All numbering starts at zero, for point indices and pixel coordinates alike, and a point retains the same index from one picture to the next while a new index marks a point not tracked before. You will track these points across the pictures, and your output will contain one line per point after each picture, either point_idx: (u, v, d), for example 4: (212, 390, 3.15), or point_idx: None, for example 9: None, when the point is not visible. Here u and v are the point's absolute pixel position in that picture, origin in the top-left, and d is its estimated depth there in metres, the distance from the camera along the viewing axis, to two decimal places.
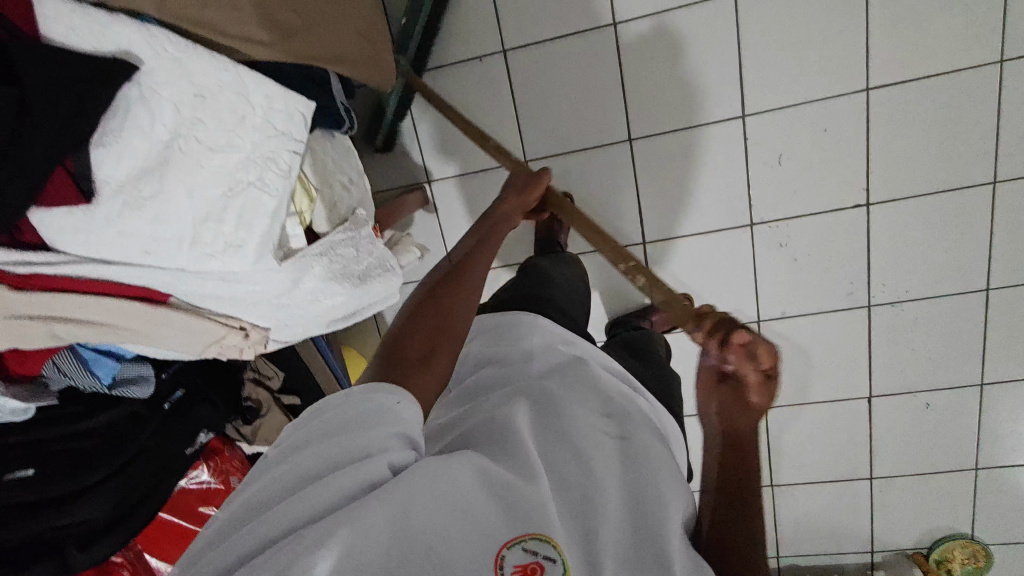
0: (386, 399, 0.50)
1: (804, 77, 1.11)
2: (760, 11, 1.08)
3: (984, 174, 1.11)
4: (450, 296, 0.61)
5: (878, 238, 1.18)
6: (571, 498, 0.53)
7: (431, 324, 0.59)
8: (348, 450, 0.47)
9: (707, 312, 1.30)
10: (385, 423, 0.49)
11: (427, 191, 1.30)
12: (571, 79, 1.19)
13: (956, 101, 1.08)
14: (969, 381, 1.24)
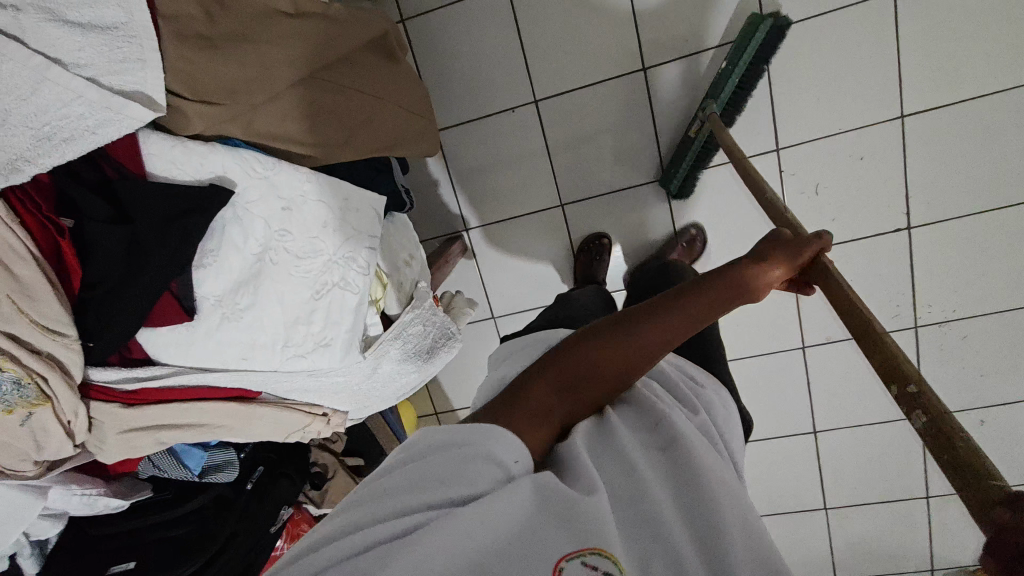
0: (491, 443, 0.43)
1: (837, 109, 1.11)
2: (790, 49, 1.09)
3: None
4: (570, 372, 0.50)
5: (922, 260, 1.17)
6: (620, 508, 0.43)
7: (574, 370, 0.50)
8: (442, 472, 0.42)
9: (752, 342, 1.29)
10: (479, 465, 0.42)
11: (466, 240, 1.31)
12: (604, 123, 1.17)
13: (995, 123, 1.07)
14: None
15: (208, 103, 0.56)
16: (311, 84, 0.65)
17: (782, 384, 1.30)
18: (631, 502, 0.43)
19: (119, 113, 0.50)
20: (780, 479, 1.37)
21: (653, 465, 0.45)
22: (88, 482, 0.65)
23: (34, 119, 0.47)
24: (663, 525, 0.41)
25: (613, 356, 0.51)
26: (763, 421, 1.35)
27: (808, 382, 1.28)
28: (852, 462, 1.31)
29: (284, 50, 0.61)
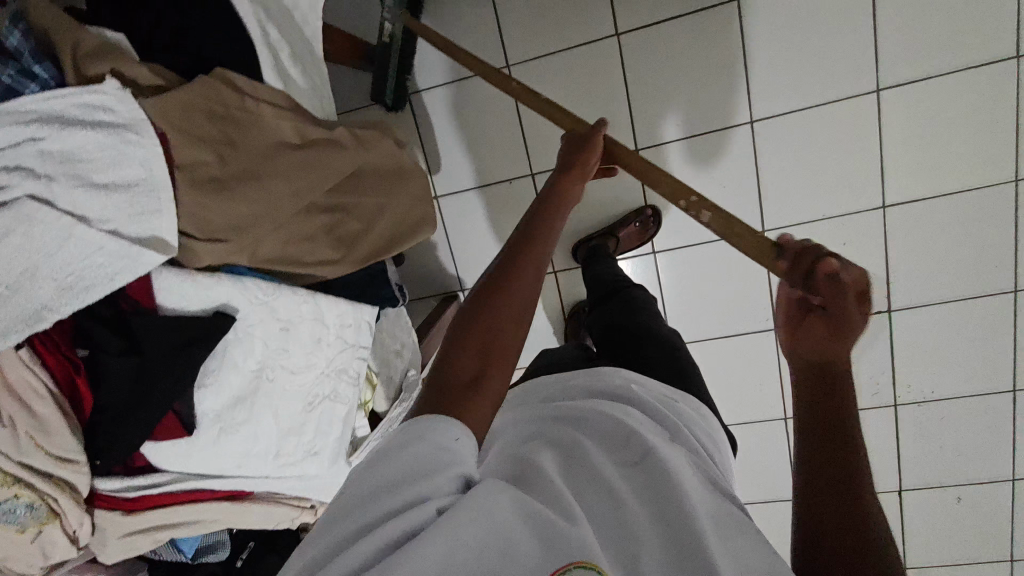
0: (437, 436, 0.37)
1: (821, 195, 1.16)
2: (773, 137, 1.14)
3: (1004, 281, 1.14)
4: (477, 335, 0.45)
5: (901, 341, 1.21)
6: (594, 518, 0.41)
7: (482, 328, 0.45)
8: (397, 477, 0.36)
9: (735, 409, 1.31)
10: (432, 457, 0.36)
11: (461, 299, 1.32)
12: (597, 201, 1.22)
13: (974, 219, 1.12)
14: (1001, 476, 1.24)
15: (216, 240, 0.60)
16: (314, 203, 0.71)
17: (765, 451, 1.32)
18: (611, 523, 0.40)
19: (136, 260, 0.55)
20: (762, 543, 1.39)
21: (624, 474, 0.44)
22: (91, 569, 0.71)
23: (58, 271, 0.52)
24: (632, 531, 0.39)
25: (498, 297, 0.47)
26: (746, 484, 1.36)
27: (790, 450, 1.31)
28: None
29: (288, 181, 0.65)
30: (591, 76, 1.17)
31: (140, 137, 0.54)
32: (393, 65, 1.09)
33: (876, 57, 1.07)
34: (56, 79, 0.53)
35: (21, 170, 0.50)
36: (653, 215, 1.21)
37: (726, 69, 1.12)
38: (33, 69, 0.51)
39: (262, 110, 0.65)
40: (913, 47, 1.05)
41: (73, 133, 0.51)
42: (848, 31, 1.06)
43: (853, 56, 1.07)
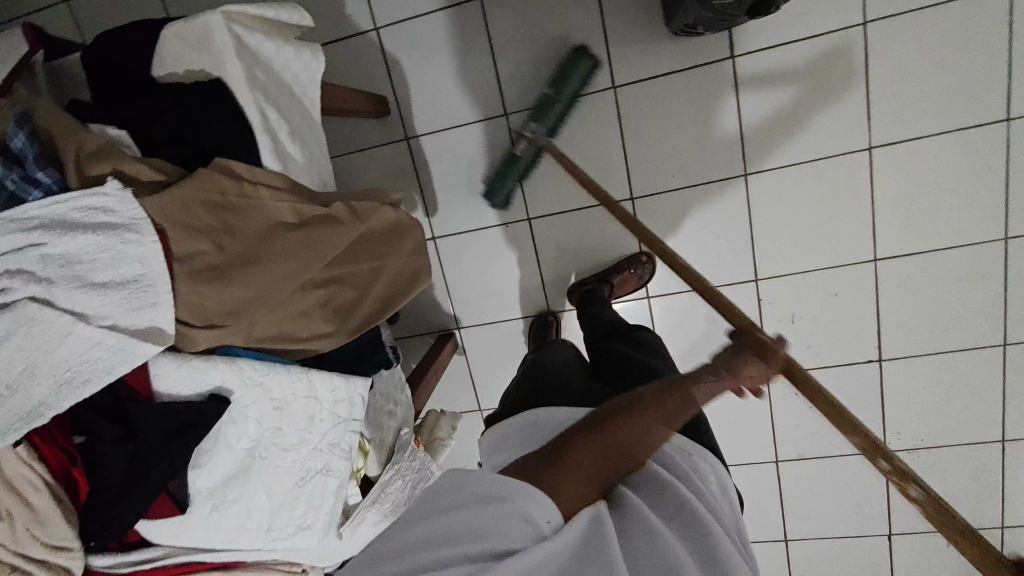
0: (529, 511, 0.40)
1: (814, 245, 1.11)
2: (768, 186, 1.09)
3: (1013, 349, 1.09)
4: (609, 439, 0.46)
5: (895, 392, 1.15)
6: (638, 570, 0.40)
7: (604, 441, 0.46)
8: (479, 524, 0.40)
9: (728, 453, 1.27)
10: (514, 520, 0.40)
11: (457, 336, 1.32)
12: (587, 243, 1.19)
13: (966, 270, 1.07)
14: (986, 525, 1.18)
15: (213, 326, 0.62)
16: (310, 279, 0.72)
17: (756, 498, 1.27)
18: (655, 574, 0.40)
19: (131, 354, 0.55)
20: None
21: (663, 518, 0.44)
22: None
23: (56, 368, 0.53)
24: None
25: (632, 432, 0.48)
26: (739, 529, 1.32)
27: (781, 499, 1.26)
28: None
29: (285, 262, 0.67)
30: (592, 128, 1.13)
31: (138, 235, 0.55)
32: (520, 171, 1.07)
33: (888, 114, 1.02)
34: (61, 184, 0.54)
35: (24, 274, 0.52)
36: (648, 261, 1.16)
37: (730, 123, 1.07)
38: (38, 176, 0.53)
39: (261, 193, 0.66)
40: (926, 105, 1.00)
41: (72, 237, 0.52)
42: (858, 87, 1.02)
43: (864, 113, 1.02)
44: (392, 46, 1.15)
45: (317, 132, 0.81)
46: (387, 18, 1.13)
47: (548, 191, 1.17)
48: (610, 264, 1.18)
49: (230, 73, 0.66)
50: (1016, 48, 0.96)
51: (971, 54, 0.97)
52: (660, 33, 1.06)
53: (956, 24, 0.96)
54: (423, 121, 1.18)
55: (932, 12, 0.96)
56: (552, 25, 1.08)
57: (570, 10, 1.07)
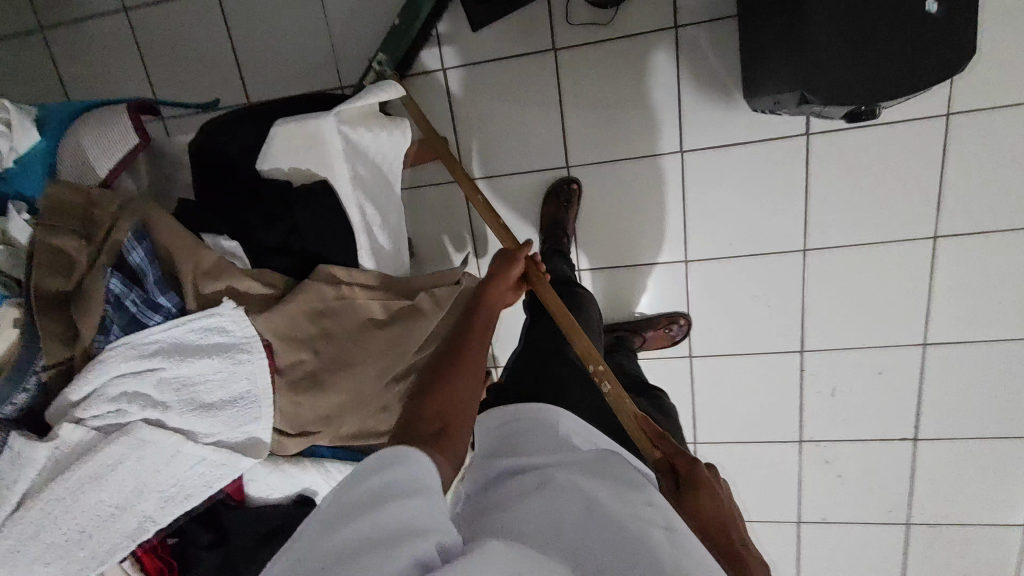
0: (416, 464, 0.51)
1: (858, 324, 1.27)
2: (814, 265, 1.25)
3: (1002, 411, 1.29)
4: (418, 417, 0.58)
5: (921, 465, 1.36)
6: (573, 528, 0.53)
7: (436, 397, 0.60)
8: (387, 489, 0.48)
9: (764, 499, 1.46)
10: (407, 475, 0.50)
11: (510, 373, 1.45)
12: (652, 297, 1.34)
13: (999, 359, 1.25)
14: (991, 567, 1.41)
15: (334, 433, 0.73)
16: None
17: (779, 542, 1.49)
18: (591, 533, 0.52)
19: (235, 467, 0.57)
20: None
21: (642, 534, 0.52)
22: None
23: (162, 487, 0.54)
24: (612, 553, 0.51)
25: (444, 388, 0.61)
26: None
27: (798, 548, 1.48)
28: None
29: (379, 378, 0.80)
30: (662, 198, 1.25)
31: (250, 354, 0.57)
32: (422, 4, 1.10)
33: (910, 211, 1.18)
34: (178, 305, 0.56)
35: (140, 397, 0.53)
36: (684, 324, 1.32)
37: (778, 202, 1.21)
38: (161, 300, 0.54)
39: (356, 293, 0.66)
40: (980, 212, 1.16)
41: (193, 361, 0.54)
42: (884, 183, 1.17)
43: (890, 209, 1.19)
44: (464, 106, 1.26)
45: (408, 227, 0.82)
46: (463, 81, 1.24)
47: (619, 249, 1.31)
48: (645, 317, 1.33)
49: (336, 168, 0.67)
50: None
51: (1008, 169, 1.13)
52: (718, 116, 1.18)
53: (973, 136, 1.12)
54: (487, 177, 1.31)
55: (954, 123, 1.12)
56: (619, 98, 1.20)
57: (647, 88, 1.18)
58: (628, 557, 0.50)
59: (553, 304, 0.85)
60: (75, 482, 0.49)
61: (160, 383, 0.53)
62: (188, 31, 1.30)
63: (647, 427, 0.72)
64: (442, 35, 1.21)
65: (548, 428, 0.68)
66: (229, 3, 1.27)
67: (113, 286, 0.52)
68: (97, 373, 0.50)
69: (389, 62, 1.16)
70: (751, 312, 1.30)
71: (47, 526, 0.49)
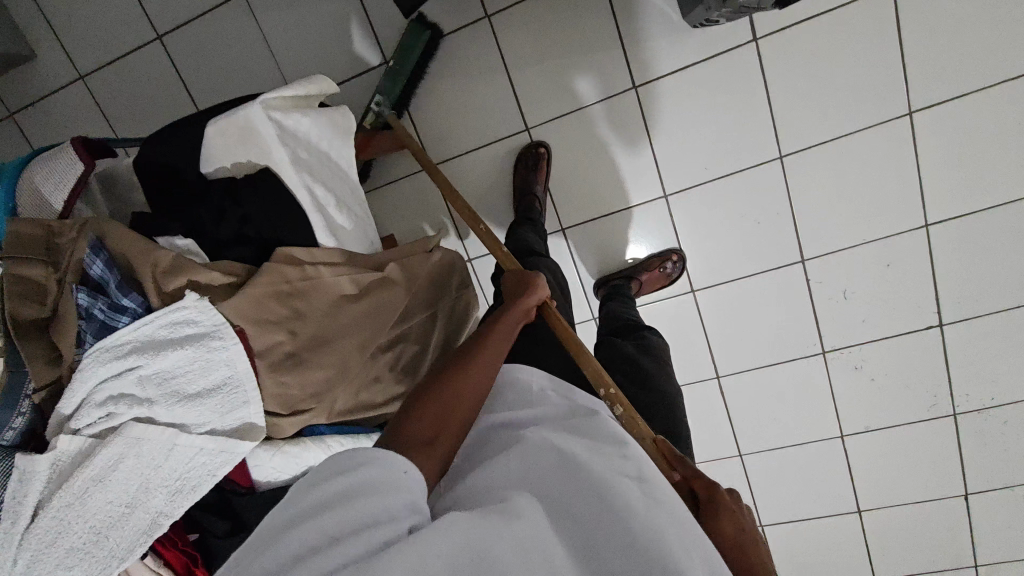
0: (398, 466, 0.54)
1: (854, 220, 1.24)
2: (794, 170, 1.22)
3: None
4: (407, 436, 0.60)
5: (953, 352, 1.31)
6: (545, 487, 0.56)
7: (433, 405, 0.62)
8: (361, 486, 0.51)
9: (799, 421, 1.43)
10: (383, 474, 0.53)
11: None
12: (639, 240, 1.33)
13: (1007, 224, 1.20)
14: None
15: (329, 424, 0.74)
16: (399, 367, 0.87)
17: (824, 461, 1.46)
18: (563, 493, 0.56)
19: (233, 452, 0.58)
20: (835, 546, 1.52)
21: (611, 486, 0.54)
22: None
23: (167, 479, 0.56)
24: (583, 512, 0.54)
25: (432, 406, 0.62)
26: (815, 498, 1.49)
27: (845, 462, 1.45)
28: (898, 523, 1.47)
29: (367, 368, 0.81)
30: (626, 138, 1.25)
31: (223, 341, 0.59)
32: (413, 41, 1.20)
33: (877, 93, 1.15)
34: (143, 305, 0.59)
35: (126, 397, 0.55)
36: (677, 259, 1.30)
37: (742, 115, 1.20)
38: (124, 303, 0.57)
39: (322, 272, 0.68)
40: (950, 76, 1.13)
41: (168, 354, 0.56)
42: (845, 71, 1.15)
43: (857, 95, 1.16)
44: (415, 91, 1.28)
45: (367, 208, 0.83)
46: None
47: (595, 200, 1.31)
48: (637, 262, 1.32)
49: (276, 158, 0.68)
50: (985, 13, 1.09)
51: (967, 27, 1.10)
52: (662, 43, 1.17)
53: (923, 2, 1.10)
54: (452, 157, 1.32)
55: None
56: (562, 48, 1.21)
57: (586, 33, 1.19)
58: (598, 511, 0.53)
59: (563, 327, 0.84)
60: (79, 486, 0.52)
61: (142, 381, 0.56)
62: (143, 83, 1.36)
63: (666, 450, 0.71)
64: (379, 29, 1.24)
65: (524, 390, 0.71)
66: (172, 46, 1.31)
67: (80, 300, 0.55)
68: (82, 383, 0.53)
69: (387, 103, 1.22)
70: (743, 233, 1.29)
71: (64, 530, 0.52)
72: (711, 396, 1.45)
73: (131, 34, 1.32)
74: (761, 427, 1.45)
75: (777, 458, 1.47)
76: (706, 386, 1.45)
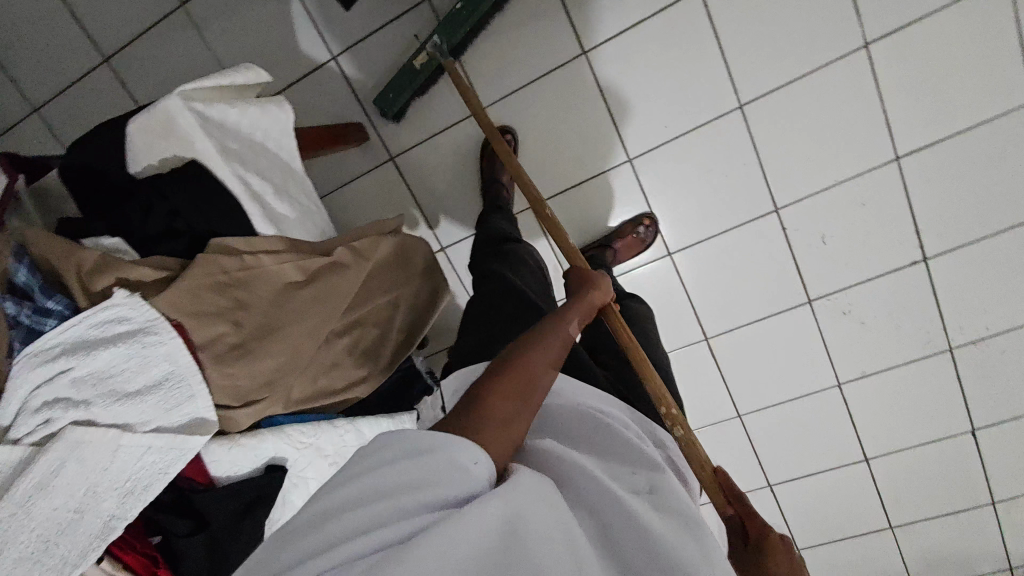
0: (467, 454, 0.51)
1: (823, 162, 1.22)
2: (756, 118, 1.20)
3: (1005, 202, 1.20)
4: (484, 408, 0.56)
5: (941, 286, 1.28)
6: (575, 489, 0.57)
7: (509, 385, 0.59)
8: (422, 474, 0.49)
9: (795, 374, 1.41)
10: (450, 466, 0.50)
11: None
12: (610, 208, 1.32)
13: (980, 148, 1.17)
14: None
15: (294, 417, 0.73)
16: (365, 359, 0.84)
17: (825, 413, 1.43)
18: (591, 497, 0.56)
19: (183, 448, 0.57)
20: (847, 499, 1.49)
21: (630, 496, 0.56)
22: None
23: (115, 481, 0.55)
24: (611, 517, 0.55)
25: (512, 385, 0.59)
26: (820, 450, 1.46)
27: (845, 411, 1.42)
28: (906, 469, 1.44)
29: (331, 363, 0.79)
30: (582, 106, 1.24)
31: (158, 335, 0.58)
32: None
33: (830, 29, 1.13)
34: (70, 306, 0.59)
35: (62, 402, 0.54)
36: (649, 224, 1.29)
37: (696, 68, 1.18)
38: (49, 304, 0.57)
39: (263, 260, 0.66)
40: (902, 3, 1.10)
41: (100, 352, 0.55)
42: (795, 11, 1.13)
43: (809, 35, 1.14)
44: (366, 84, 1.26)
45: (313, 198, 0.84)
46: (357, 61, 1.25)
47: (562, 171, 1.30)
48: (610, 231, 1.31)
49: (201, 150, 0.68)
50: None
51: None
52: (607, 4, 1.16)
53: None
54: (412, 145, 1.30)
55: None
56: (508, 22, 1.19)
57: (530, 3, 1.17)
58: (626, 517, 0.54)
59: (624, 331, 0.82)
60: (21, 494, 0.51)
61: (77, 384, 0.55)
62: (96, 108, 1.35)
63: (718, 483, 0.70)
64: (322, 24, 1.23)
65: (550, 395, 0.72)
66: (120, 66, 1.31)
67: (6, 310, 0.55)
68: (17, 391, 0.53)
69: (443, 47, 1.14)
70: (713, 189, 1.27)
71: (8, 541, 0.51)
72: (703, 359, 1.43)
73: (79, 59, 1.32)
74: (756, 385, 1.43)
75: (777, 415, 1.45)
76: (696, 349, 1.42)
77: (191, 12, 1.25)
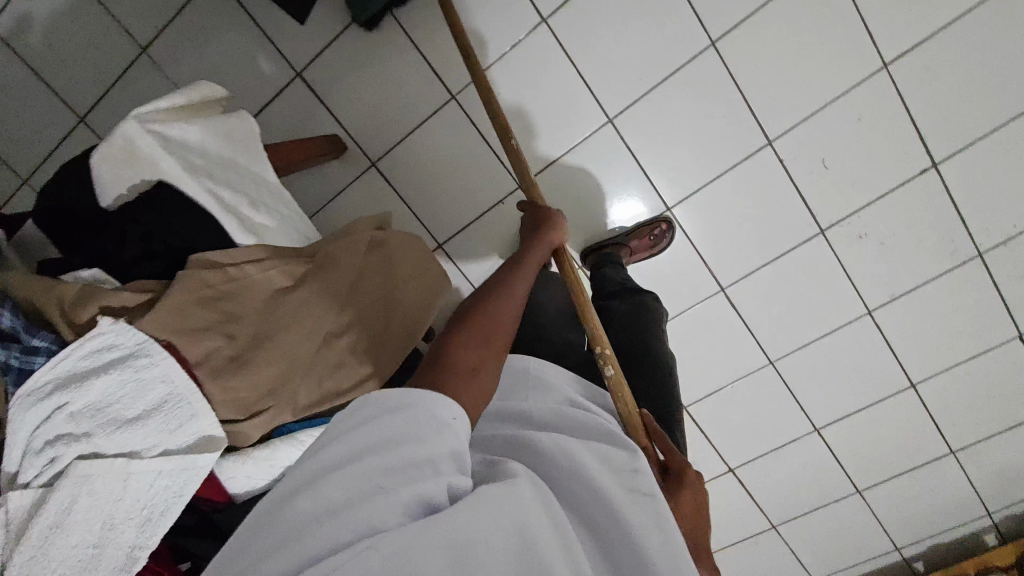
0: (446, 413, 0.53)
1: (807, 85, 1.18)
2: (730, 53, 1.18)
3: (1010, 89, 1.14)
4: (454, 367, 0.59)
5: (959, 190, 1.21)
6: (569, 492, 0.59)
7: (476, 333, 0.62)
8: (399, 434, 0.50)
9: (822, 310, 1.35)
10: (427, 424, 0.51)
11: None
12: (597, 173, 1.30)
13: (970, 38, 1.12)
14: None
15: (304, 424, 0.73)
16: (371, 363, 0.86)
17: (861, 344, 1.36)
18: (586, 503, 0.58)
19: (194, 466, 0.57)
20: (901, 431, 1.42)
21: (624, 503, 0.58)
22: None
23: (132, 510, 0.54)
24: (604, 527, 0.57)
25: (479, 334, 0.63)
26: (864, 384, 1.40)
27: (882, 339, 1.35)
28: (958, 389, 1.36)
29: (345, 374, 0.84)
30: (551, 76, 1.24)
31: (149, 357, 0.58)
32: None
33: None
34: (56, 341, 0.59)
35: (63, 438, 0.54)
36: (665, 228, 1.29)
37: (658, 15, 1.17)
38: (36, 342, 0.57)
39: (246, 271, 0.69)
40: None
41: (93, 382, 0.55)
42: None
43: None
44: (334, 95, 1.26)
45: (292, 204, 0.86)
46: (321, 74, 1.25)
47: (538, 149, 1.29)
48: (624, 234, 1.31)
49: (165, 169, 0.68)
50: None
51: None
52: None
53: None
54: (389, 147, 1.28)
55: None
56: None
57: None
58: (621, 530, 0.56)
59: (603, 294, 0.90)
60: (37, 536, 0.49)
61: (74, 418, 0.55)
62: None
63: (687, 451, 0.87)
64: (282, 44, 1.23)
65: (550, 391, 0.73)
66: (96, 124, 1.32)
67: None
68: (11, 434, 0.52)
69: None
70: (699, 133, 1.24)
71: None
72: (724, 311, 1.38)
73: (58, 125, 1.34)
74: (784, 328, 1.38)
75: (811, 355, 1.39)
76: (714, 302, 1.38)
77: (155, 58, 1.26)
